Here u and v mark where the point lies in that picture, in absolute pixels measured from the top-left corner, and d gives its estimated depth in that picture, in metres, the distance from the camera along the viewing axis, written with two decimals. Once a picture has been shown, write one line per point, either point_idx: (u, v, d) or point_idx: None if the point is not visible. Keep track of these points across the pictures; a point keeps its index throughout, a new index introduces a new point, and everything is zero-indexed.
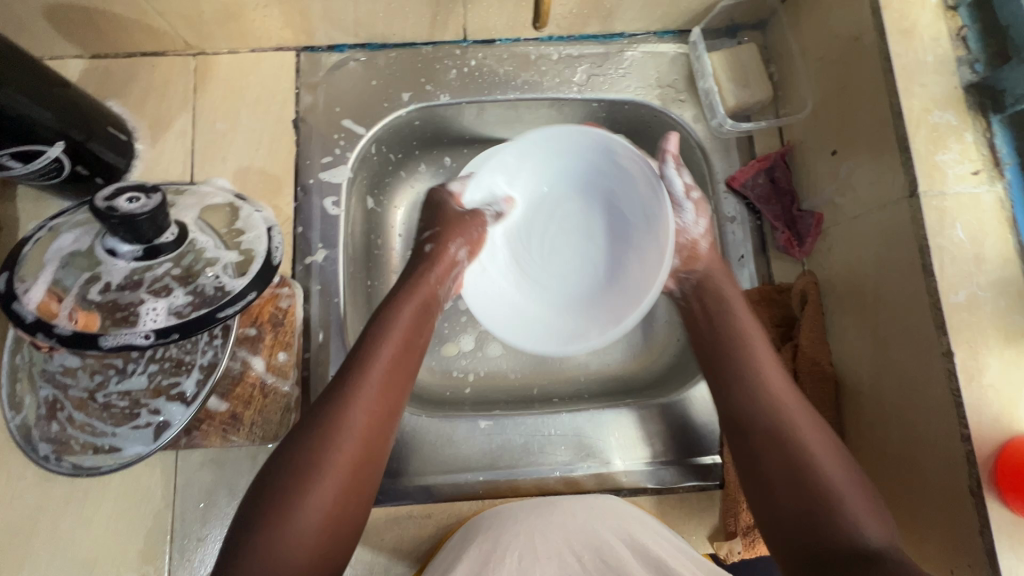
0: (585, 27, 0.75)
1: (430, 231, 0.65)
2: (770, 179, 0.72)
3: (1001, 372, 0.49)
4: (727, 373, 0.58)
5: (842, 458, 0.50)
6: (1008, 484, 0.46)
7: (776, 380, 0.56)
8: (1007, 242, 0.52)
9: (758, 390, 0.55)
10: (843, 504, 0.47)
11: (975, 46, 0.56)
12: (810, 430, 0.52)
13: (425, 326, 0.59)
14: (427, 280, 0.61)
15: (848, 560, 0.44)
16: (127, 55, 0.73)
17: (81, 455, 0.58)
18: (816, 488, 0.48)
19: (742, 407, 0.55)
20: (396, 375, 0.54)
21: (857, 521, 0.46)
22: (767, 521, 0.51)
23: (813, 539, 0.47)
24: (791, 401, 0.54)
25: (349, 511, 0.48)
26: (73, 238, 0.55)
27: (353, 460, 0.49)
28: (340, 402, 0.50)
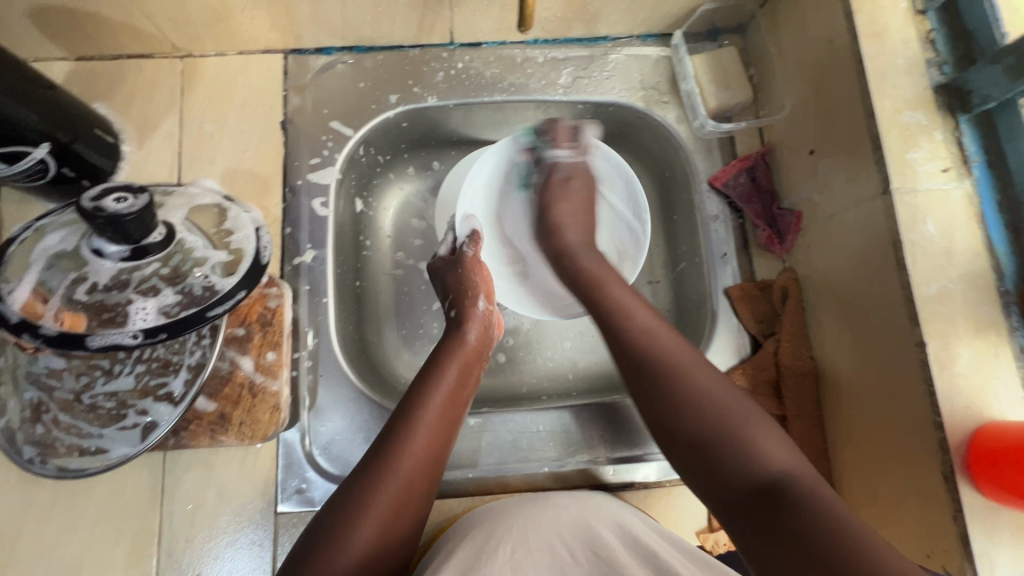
0: (570, 31, 0.76)
1: (451, 299, 0.67)
2: (751, 178, 0.74)
3: (972, 362, 0.51)
4: (605, 324, 0.58)
5: (714, 371, 0.52)
6: (981, 470, 0.47)
7: (652, 319, 0.57)
8: (976, 237, 0.54)
9: (619, 312, 0.58)
10: (742, 425, 0.48)
11: (942, 49, 0.58)
12: (681, 351, 0.54)
13: (468, 386, 0.61)
14: (466, 341, 0.63)
15: (756, 488, 0.45)
16: (112, 57, 0.73)
17: (67, 458, 0.58)
18: (711, 412, 0.49)
19: (625, 350, 0.55)
20: (445, 425, 0.56)
21: (757, 443, 0.47)
22: (661, 431, 0.51)
23: (713, 461, 0.47)
24: (645, 318, 0.57)
25: (390, 549, 0.49)
26: (59, 238, 0.54)
27: (396, 501, 0.50)
28: (387, 456, 0.52)
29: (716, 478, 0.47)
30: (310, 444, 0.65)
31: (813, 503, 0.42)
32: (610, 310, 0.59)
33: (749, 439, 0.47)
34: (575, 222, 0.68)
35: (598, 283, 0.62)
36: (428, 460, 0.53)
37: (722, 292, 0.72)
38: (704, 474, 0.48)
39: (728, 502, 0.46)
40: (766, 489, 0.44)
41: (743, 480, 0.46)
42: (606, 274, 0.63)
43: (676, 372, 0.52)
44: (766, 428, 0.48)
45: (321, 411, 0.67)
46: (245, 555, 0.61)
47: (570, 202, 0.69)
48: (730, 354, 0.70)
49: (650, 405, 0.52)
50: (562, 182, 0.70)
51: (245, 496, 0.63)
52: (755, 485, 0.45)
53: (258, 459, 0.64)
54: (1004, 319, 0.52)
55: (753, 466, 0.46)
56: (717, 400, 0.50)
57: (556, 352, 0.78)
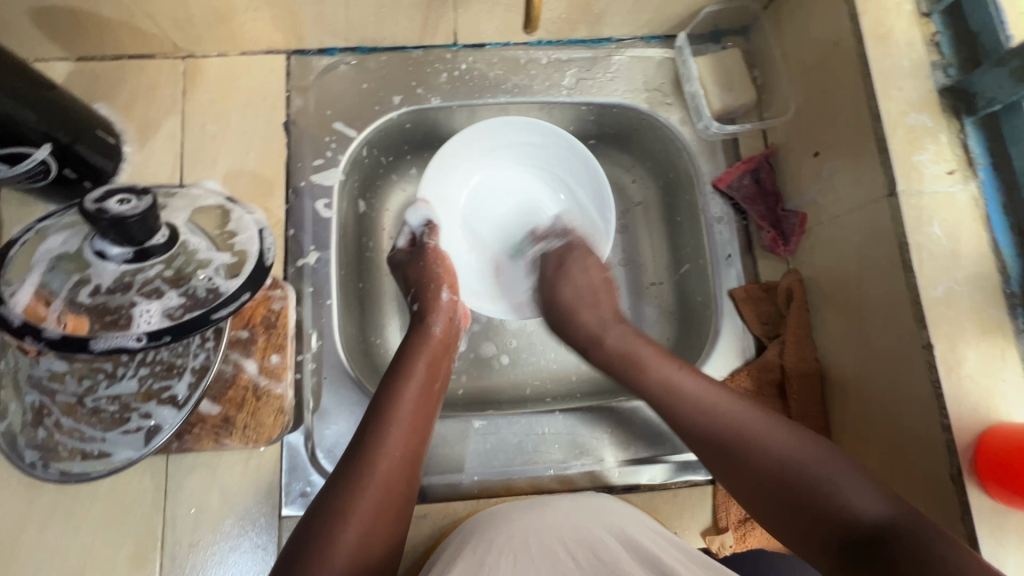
0: (574, 32, 0.76)
1: (413, 293, 0.68)
2: (755, 180, 0.74)
3: (979, 364, 0.51)
4: (659, 407, 0.58)
5: (785, 426, 0.52)
6: (989, 472, 0.48)
7: (702, 388, 0.56)
8: (982, 239, 0.54)
9: (667, 389, 0.58)
10: (831, 480, 0.48)
11: (947, 51, 0.58)
12: (741, 419, 0.53)
13: (439, 378, 0.60)
14: (432, 335, 0.63)
15: (867, 543, 0.45)
16: (113, 58, 0.73)
17: (69, 462, 0.57)
18: (792, 476, 0.49)
19: (686, 430, 0.56)
20: (418, 420, 0.55)
21: (850, 497, 0.47)
22: (753, 502, 0.52)
23: (812, 524, 0.48)
24: (694, 388, 0.57)
25: (375, 552, 0.49)
26: (61, 241, 0.54)
27: (377, 501, 0.50)
28: (363, 457, 0.51)
29: (821, 539, 0.48)
30: (314, 446, 0.65)
31: (935, 553, 0.42)
32: (658, 391, 0.58)
33: (840, 496, 0.47)
34: (587, 305, 0.68)
35: (635, 362, 0.61)
36: (403, 457, 0.53)
37: (727, 293, 0.72)
38: (807, 536, 0.49)
39: (842, 561, 0.46)
40: (874, 541, 0.45)
41: (851, 537, 0.46)
42: (643, 343, 0.62)
43: (741, 445, 0.52)
44: (853, 474, 0.48)
45: (325, 414, 0.66)
46: (249, 559, 0.61)
47: (574, 286, 0.69)
48: (735, 355, 0.70)
49: (732, 480, 0.53)
50: (556, 271, 0.72)
51: (249, 499, 0.62)
52: (862, 538, 0.45)
53: (262, 462, 0.63)
54: (1011, 321, 0.52)
55: (854, 519, 0.46)
56: (794, 462, 0.50)
57: (559, 354, 0.78)
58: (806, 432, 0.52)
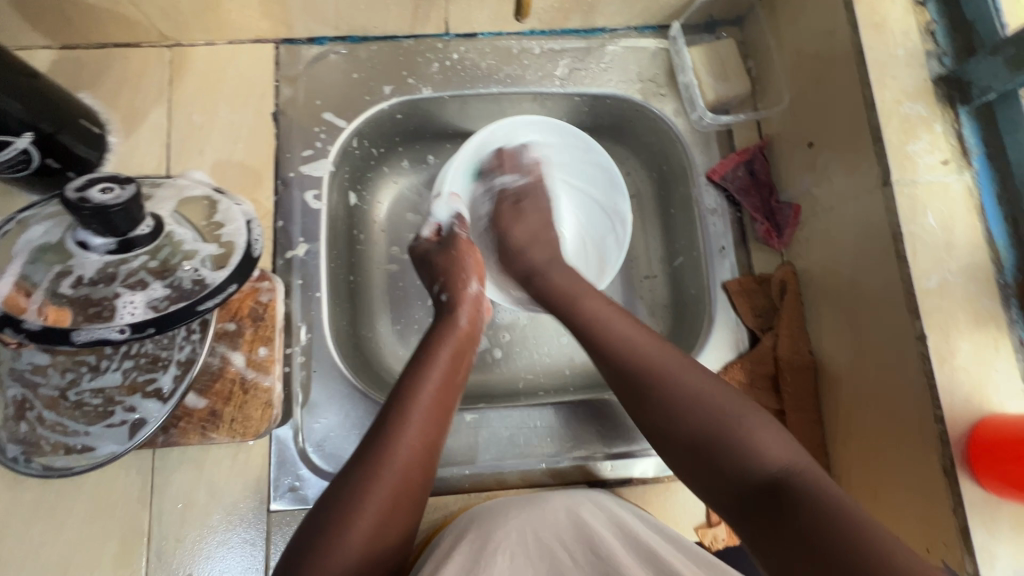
0: (567, 22, 0.75)
1: (440, 283, 0.66)
2: (749, 171, 0.73)
3: (972, 355, 0.51)
4: (584, 337, 0.58)
5: (704, 372, 0.52)
6: (981, 464, 0.47)
7: (630, 327, 0.57)
8: (976, 229, 0.53)
9: (597, 326, 0.58)
10: (736, 424, 0.48)
11: (942, 40, 0.57)
12: (664, 357, 0.53)
13: (461, 370, 0.59)
14: (457, 325, 0.61)
15: (759, 485, 0.45)
16: (98, 46, 0.72)
17: (52, 456, 0.56)
18: (696, 416, 0.49)
19: (608, 360, 0.55)
20: (439, 412, 0.54)
21: (752, 441, 0.47)
22: (659, 436, 0.52)
23: (712, 462, 0.48)
24: (625, 326, 0.57)
25: (386, 545, 0.48)
26: (42, 231, 0.53)
27: (393, 495, 0.49)
28: (381, 448, 0.50)
29: (720, 480, 0.48)
30: (304, 440, 0.64)
31: (816, 496, 0.43)
32: (587, 321, 0.59)
33: (742, 439, 0.47)
34: (534, 233, 0.70)
35: (570, 296, 0.62)
36: (423, 450, 0.51)
37: (720, 286, 0.71)
38: (703, 473, 0.49)
39: (738, 502, 0.47)
40: (767, 485, 0.45)
41: (743, 481, 0.46)
42: (580, 287, 0.63)
43: (655, 381, 0.52)
44: (758, 422, 0.48)
45: (314, 408, 0.65)
46: (237, 555, 0.60)
47: (526, 223, 0.71)
48: (729, 348, 0.69)
49: (640, 413, 0.53)
50: (512, 207, 0.73)
51: (237, 494, 0.62)
52: (755, 483, 0.46)
53: (250, 456, 0.63)
54: (1004, 311, 0.51)
55: (753, 463, 0.46)
56: (703, 404, 0.50)
57: (552, 348, 0.78)
58: (723, 381, 0.52)
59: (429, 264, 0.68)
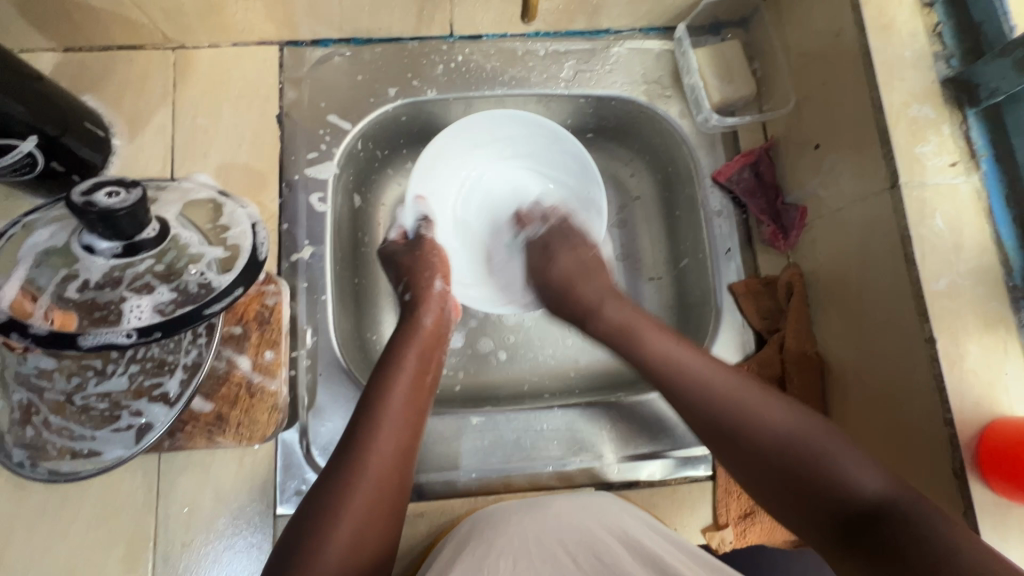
0: (572, 23, 0.75)
1: (405, 282, 0.67)
2: (755, 173, 0.73)
3: (981, 358, 0.50)
4: (652, 375, 0.58)
5: (783, 401, 0.51)
6: (991, 467, 0.47)
7: (701, 360, 0.56)
8: (984, 231, 0.53)
9: (664, 360, 0.57)
10: (826, 456, 0.47)
11: (950, 41, 0.57)
12: (739, 390, 0.53)
13: (431, 370, 0.60)
14: (423, 325, 0.62)
15: (859, 518, 0.44)
16: (102, 48, 0.71)
17: (58, 461, 0.56)
18: (787, 450, 0.48)
19: (681, 396, 0.55)
20: (408, 410, 0.54)
21: (846, 471, 0.46)
22: (743, 471, 0.51)
23: (805, 496, 0.47)
24: (693, 359, 0.56)
25: (368, 550, 0.48)
26: (48, 235, 0.52)
27: (369, 497, 0.49)
28: (353, 449, 0.51)
29: (816, 515, 0.47)
30: (310, 443, 0.64)
31: (924, 528, 0.42)
32: (651, 358, 0.58)
33: (840, 472, 0.46)
34: (574, 270, 0.68)
35: (633, 331, 0.61)
36: (394, 450, 0.52)
37: (726, 287, 0.71)
38: (795, 507, 0.48)
39: (836, 537, 0.45)
40: (870, 516, 0.44)
41: (848, 513, 0.45)
42: (640, 316, 0.62)
43: (736, 419, 0.51)
44: (851, 452, 0.47)
45: (320, 411, 0.65)
46: (243, 559, 0.60)
47: (560, 261, 0.69)
48: (735, 350, 0.69)
49: (725, 453, 0.52)
50: (542, 254, 0.71)
51: (244, 498, 0.61)
52: (859, 515, 0.45)
53: (256, 460, 0.62)
54: (1013, 314, 0.51)
55: (849, 495, 0.45)
56: (790, 439, 0.49)
57: (557, 350, 0.78)
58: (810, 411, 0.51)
59: (395, 262, 0.69)
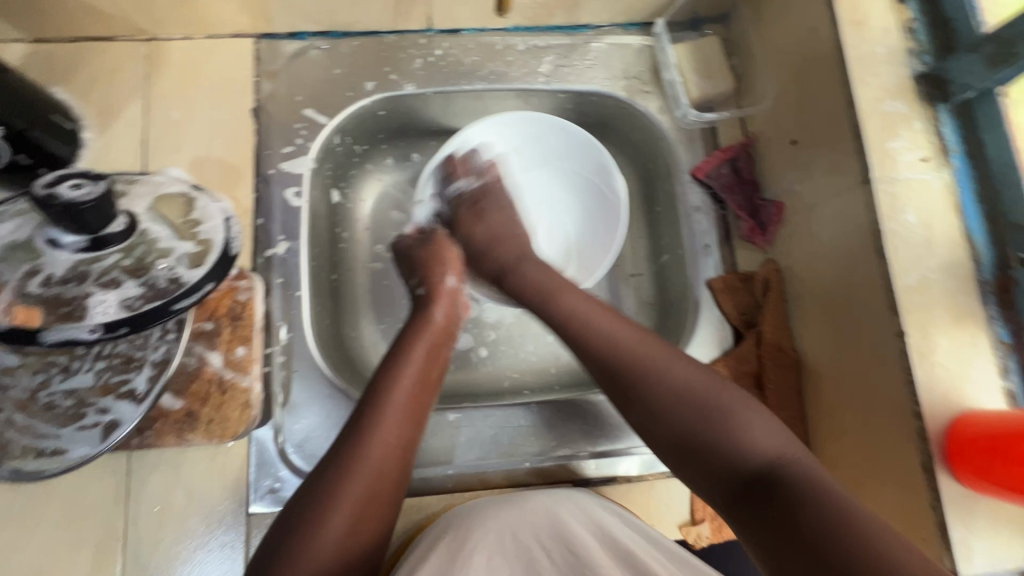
0: (551, 18, 0.75)
1: (418, 277, 0.66)
2: (734, 168, 0.73)
3: (951, 352, 0.51)
4: (567, 332, 0.58)
5: (689, 363, 0.52)
6: (959, 460, 0.47)
7: (614, 323, 0.57)
8: (955, 226, 0.54)
9: (580, 324, 0.57)
10: (724, 416, 0.48)
11: (922, 38, 0.58)
12: (650, 352, 0.53)
13: (437, 365, 0.59)
14: (433, 320, 0.62)
15: (749, 476, 0.45)
16: (72, 40, 0.70)
17: (22, 460, 0.55)
18: (687, 405, 0.49)
19: (592, 355, 0.55)
20: (415, 404, 0.54)
21: (740, 431, 0.47)
22: (646, 427, 0.51)
23: (699, 452, 0.48)
24: (609, 322, 0.57)
25: (359, 544, 0.47)
26: (12, 228, 0.51)
27: (367, 490, 0.48)
28: (355, 440, 0.50)
29: (710, 472, 0.47)
30: (283, 440, 0.63)
31: (804, 484, 0.42)
32: (567, 316, 0.59)
33: (732, 430, 0.47)
34: (512, 237, 0.69)
35: (549, 291, 0.61)
36: (399, 444, 0.51)
37: (704, 283, 0.71)
38: (691, 465, 0.48)
39: (729, 493, 0.46)
40: (757, 474, 0.45)
41: (737, 470, 0.46)
42: (559, 281, 0.62)
43: (644, 375, 0.52)
44: (750, 410, 0.48)
45: (295, 408, 0.64)
46: (215, 558, 0.59)
47: (487, 223, 0.70)
48: (713, 346, 0.69)
49: (629, 404, 0.52)
50: (471, 210, 0.71)
51: (215, 497, 0.61)
52: (747, 474, 0.45)
53: (229, 458, 0.62)
54: (983, 308, 0.52)
55: (741, 454, 0.46)
56: (692, 395, 0.49)
57: (538, 346, 0.77)
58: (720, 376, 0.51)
59: (409, 255, 0.68)
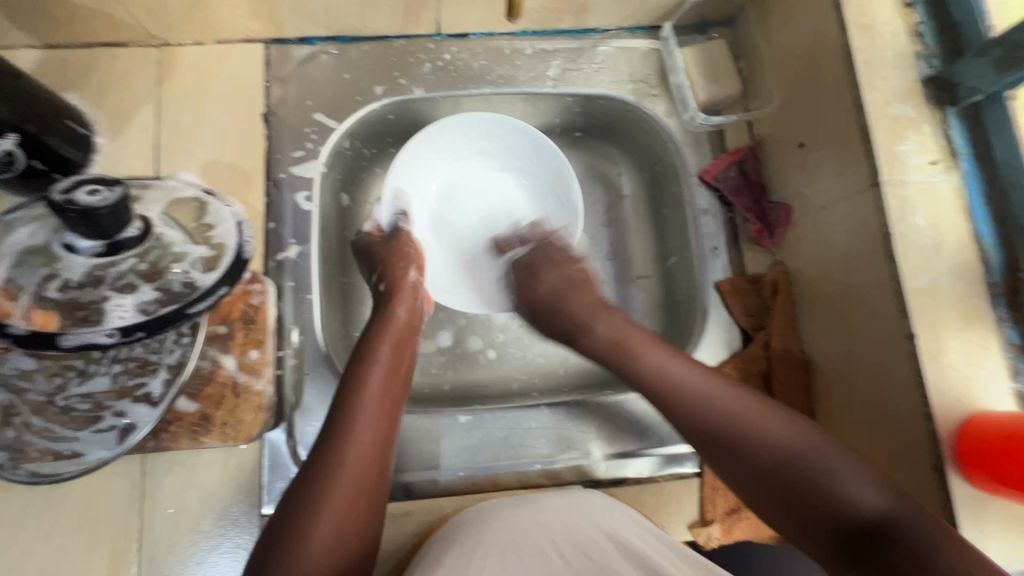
0: (559, 22, 0.76)
1: (379, 271, 0.67)
2: (741, 171, 0.74)
3: (960, 353, 0.51)
4: (647, 391, 0.56)
5: (784, 414, 0.48)
6: (970, 461, 0.48)
7: (698, 378, 0.53)
8: (964, 229, 0.54)
9: (662, 380, 0.55)
10: (829, 473, 0.43)
11: (930, 41, 0.58)
12: (739, 403, 0.49)
13: (405, 360, 0.59)
14: (395, 317, 0.62)
15: (864, 542, 0.40)
16: (84, 45, 0.71)
17: (40, 462, 0.55)
18: (785, 462, 0.45)
19: (678, 415, 0.52)
20: (386, 401, 0.54)
21: (848, 490, 0.42)
22: (743, 489, 0.47)
23: (806, 515, 0.43)
24: (690, 377, 0.53)
25: (349, 546, 0.47)
26: (29, 233, 0.52)
27: (350, 490, 0.48)
28: (329, 440, 0.50)
29: (821, 536, 0.43)
30: (296, 442, 0.64)
31: (925, 549, 0.38)
32: (645, 372, 0.56)
33: (839, 489, 0.42)
34: (575, 291, 0.67)
35: (625, 350, 0.59)
36: (373, 442, 0.51)
37: (713, 286, 0.72)
38: (799, 528, 0.44)
39: (845, 561, 0.41)
40: (873, 537, 0.40)
41: (849, 533, 0.41)
42: (632, 332, 0.61)
43: (734, 433, 0.48)
44: (854, 463, 0.44)
45: (308, 411, 0.65)
46: (230, 560, 0.60)
47: (546, 280, 0.68)
48: (722, 347, 0.70)
49: (722, 465, 0.49)
50: (526, 273, 0.70)
51: (230, 498, 0.61)
52: (860, 535, 0.41)
53: (242, 460, 0.62)
54: (991, 310, 0.52)
55: (852, 516, 0.41)
56: (790, 452, 0.45)
57: (546, 348, 0.78)
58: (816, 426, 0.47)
59: (368, 248, 0.69)
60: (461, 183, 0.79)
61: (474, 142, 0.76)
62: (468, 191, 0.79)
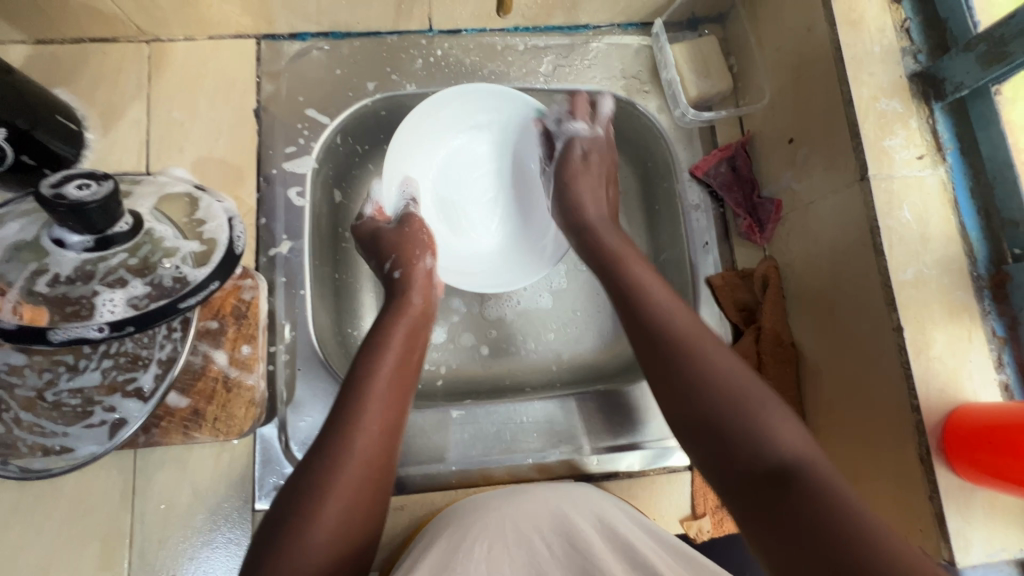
0: (550, 19, 0.76)
1: (391, 260, 0.65)
2: (732, 167, 0.74)
3: (946, 346, 0.52)
4: (624, 295, 0.56)
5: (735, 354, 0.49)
6: (956, 452, 0.48)
7: (671, 300, 0.54)
8: (950, 222, 0.54)
9: (635, 296, 0.55)
10: (759, 411, 0.45)
11: (917, 37, 0.59)
12: (700, 334, 0.50)
13: (417, 349, 0.59)
14: (411, 304, 0.61)
15: (767, 476, 0.42)
16: (74, 41, 0.70)
17: (30, 458, 0.55)
18: (724, 392, 0.46)
19: (641, 324, 0.53)
20: (397, 388, 0.54)
21: (772, 428, 0.44)
22: (674, 411, 0.49)
23: (722, 442, 0.45)
24: (664, 298, 0.54)
25: (355, 533, 0.47)
26: (18, 228, 0.52)
27: (359, 478, 0.48)
28: (340, 428, 0.49)
29: (729, 465, 0.44)
30: (288, 438, 0.64)
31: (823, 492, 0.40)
32: (630, 282, 0.57)
33: (764, 425, 0.44)
34: (599, 198, 0.68)
35: (617, 259, 0.60)
36: (384, 429, 0.51)
37: (704, 281, 0.72)
38: (711, 454, 0.46)
39: (743, 490, 0.43)
40: (780, 472, 0.42)
41: (757, 467, 0.43)
42: (627, 254, 0.60)
43: (691, 354, 0.49)
44: (784, 410, 0.45)
45: (300, 406, 0.65)
46: (221, 555, 0.60)
47: (591, 177, 0.69)
48: None
49: (659, 377, 0.50)
50: (583, 162, 0.70)
51: (221, 494, 0.61)
52: (769, 469, 0.42)
53: (234, 455, 0.62)
54: (977, 303, 0.53)
55: (766, 453, 0.43)
56: (733, 383, 0.46)
57: (539, 344, 0.78)
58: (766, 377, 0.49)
59: (377, 237, 0.66)
60: (457, 162, 0.78)
61: (472, 116, 0.76)
62: (463, 170, 0.78)
